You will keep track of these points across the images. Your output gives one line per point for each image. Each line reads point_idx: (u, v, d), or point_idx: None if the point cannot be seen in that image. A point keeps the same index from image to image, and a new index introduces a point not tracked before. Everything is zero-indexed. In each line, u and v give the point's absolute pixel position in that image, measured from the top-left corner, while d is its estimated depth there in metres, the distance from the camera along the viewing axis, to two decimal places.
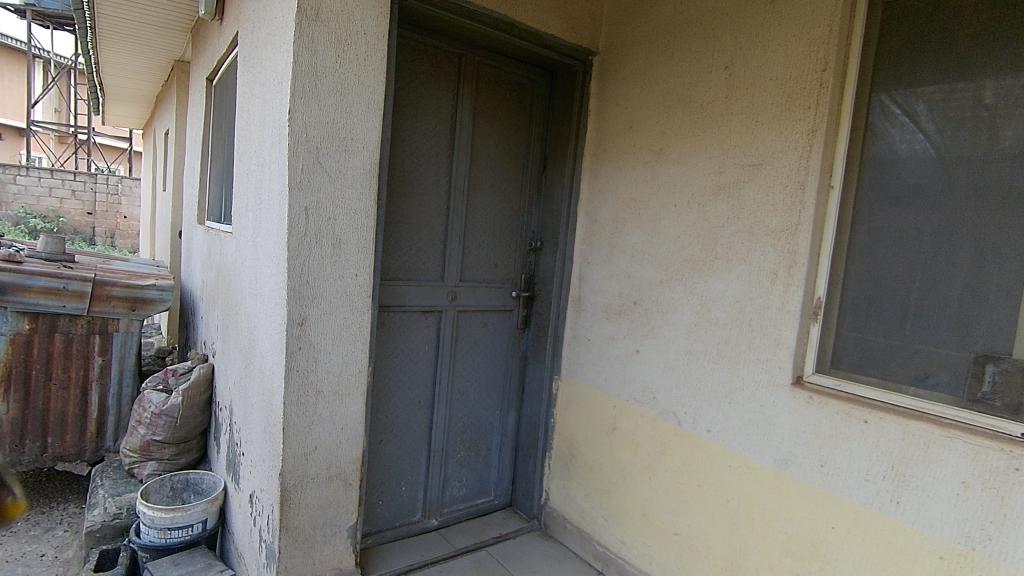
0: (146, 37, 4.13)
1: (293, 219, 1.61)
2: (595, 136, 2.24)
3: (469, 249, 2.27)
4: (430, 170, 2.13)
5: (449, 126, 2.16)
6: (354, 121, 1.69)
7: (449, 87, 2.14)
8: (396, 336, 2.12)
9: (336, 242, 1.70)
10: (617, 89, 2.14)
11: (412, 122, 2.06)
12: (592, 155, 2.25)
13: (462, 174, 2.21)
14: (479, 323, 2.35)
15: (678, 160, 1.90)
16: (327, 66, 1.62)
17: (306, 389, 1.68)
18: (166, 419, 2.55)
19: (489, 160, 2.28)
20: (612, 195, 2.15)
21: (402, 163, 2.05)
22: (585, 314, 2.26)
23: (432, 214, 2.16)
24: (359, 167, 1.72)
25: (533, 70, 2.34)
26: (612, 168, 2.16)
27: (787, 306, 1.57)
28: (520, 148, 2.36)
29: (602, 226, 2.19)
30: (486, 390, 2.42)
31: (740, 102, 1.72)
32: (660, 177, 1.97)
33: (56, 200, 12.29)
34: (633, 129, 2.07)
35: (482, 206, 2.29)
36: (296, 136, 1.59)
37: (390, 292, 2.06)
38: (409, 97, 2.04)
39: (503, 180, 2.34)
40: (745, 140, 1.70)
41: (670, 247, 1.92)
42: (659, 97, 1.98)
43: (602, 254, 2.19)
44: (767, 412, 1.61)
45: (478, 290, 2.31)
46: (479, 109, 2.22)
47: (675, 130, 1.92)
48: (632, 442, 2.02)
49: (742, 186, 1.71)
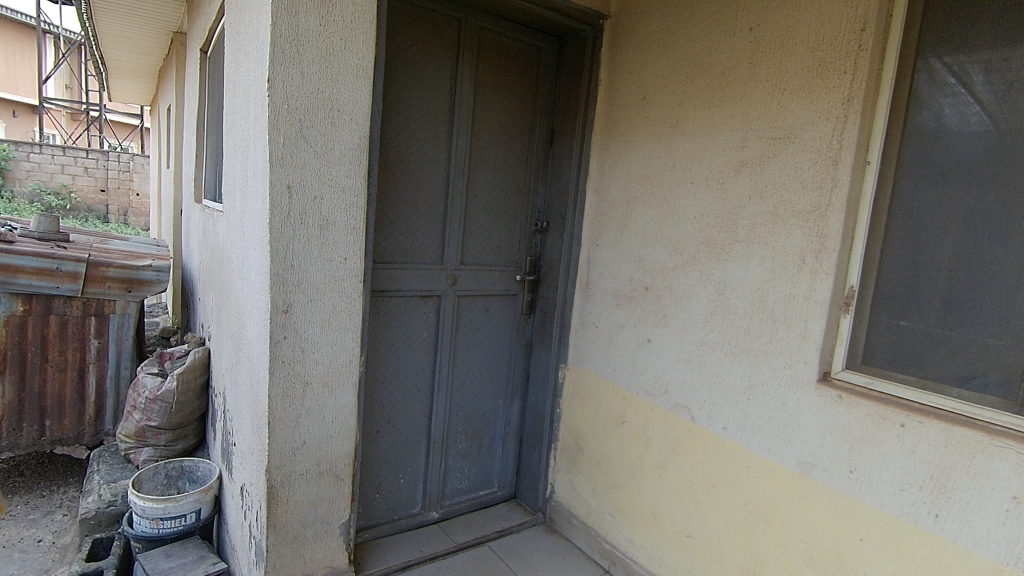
0: (141, 8, 3.99)
1: (275, 199, 1.49)
2: (606, 108, 2.08)
3: (470, 229, 2.14)
4: (428, 146, 1.99)
5: (449, 97, 2.00)
6: (341, 92, 1.55)
7: (449, 55, 1.98)
8: (392, 323, 2.00)
9: (323, 224, 1.58)
10: (631, 56, 1.97)
11: (408, 93, 1.91)
12: (602, 129, 2.09)
13: (462, 150, 2.06)
14: (481, 308, 2.23)
15: (697, 132, 1.73)
16: (310, 28, 1.48)
17: (292, 381, 1.58)
18: (161, 405, 2.50)
19: (491, 135, 2.13)
20: (623, 171, 2.00)
21: (397, 137, 1.91)
22: (593, 300, 2.13)
23: (431, 193, 2.02)
24: (346, 141, 1.58)
25: (540, 36, 2.16)
26: (624, 142, 1.99)
27: (814, 295, 1.43)
28: (525, 122, 2.21)
29: (611, 205, 2.05)
30: (489, 378, 2.31)
31: (766, 68, 1.55)
32: (674, 152, 1.81)
33: (68, 177, 12.33)
34: (647, 100, 1.91)
35: (485, 184, 2.15)
36: (277, 107, 1.46)
37: (385, 276, 1.94)
38: (403, 67, 1.88)
39: (507, 156, 2.19)
40: (770, 110, 1.54)
41: (683, 228, 1.78)
42: (676, 64, 1.80)
43: (612, 236, 2.04)
44: (790, 411, 1.48)
45: (479, 273, 2.18)
46: (481, 80, 2.07)
47: (693, 100, 1.75)
48: (642, 436, 1.90)
49: (766, 163, 1.55)
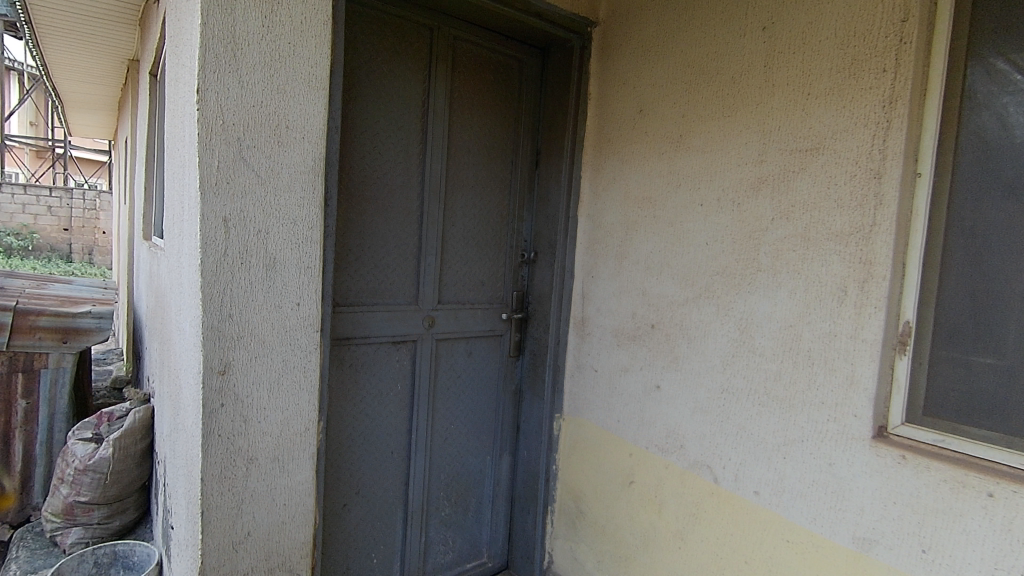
0: (89, 33, 3.72)
1: (207, 234, 1.20)
2: (598, 124, 1.86)
3: (449, 263, 1.88)
4: (398, 170, 1.73)
5: (421, 114, 1.76)
6: (291, 105, 1.29)
7: (421, 67, 1.75)
8: (360, 375, 1.72)
9: (270, 263, 1.29)
10: (624, 66, 1.76)
11: (374, 110, 1.66)
12: (594, 147, 1.88)
13: (438, 174, 1.81)
14: (463, 352, 1.96)
15: (704, 147, 1.52)
16: (250, 30, 1.22)
17: (233, 458, 1.29)
18: (94, 476, 2.16)
19: (470, 156, 1.89)
20: (619, 193, 1.77)
21: (363, 160, 1.65)
22: (590, 339, 1.88)
23: (402, 223, 1.76)
24: (297, 163, 1.31)
25: (521, 47, 1.96)
26: (619, 160, 1.78)
27: (861, 334, 1.19)
28: (507, 141, 1.98)
29: (608, 232, 1.81)
30: (474, 432, 2.03)
31: (785, 70, 1.35)
32: (679, 170, 1.59)
33: (29, 216, 11.84)
34: (644, 113, 1.70)
35: (464, 212, 1.90)
36: (209, 123, 1.19)
37: (349, 322, 1.66)
38: (367, 80, 1.64)
39: (488, 180, 1.95)
40: (793, 118, 1.32)
41: (694, 257, 1.54)
42: (677, 71, 1.60)
43: (609, 267, 1.80)
44: (838, 474, 1.23)
45: (460, 313, 1.92)
46: (456, 95, 1.84)
47: (698, 110, 1.54)
48: (655, 499, 1.63)
49: (790, 178, 1.33)
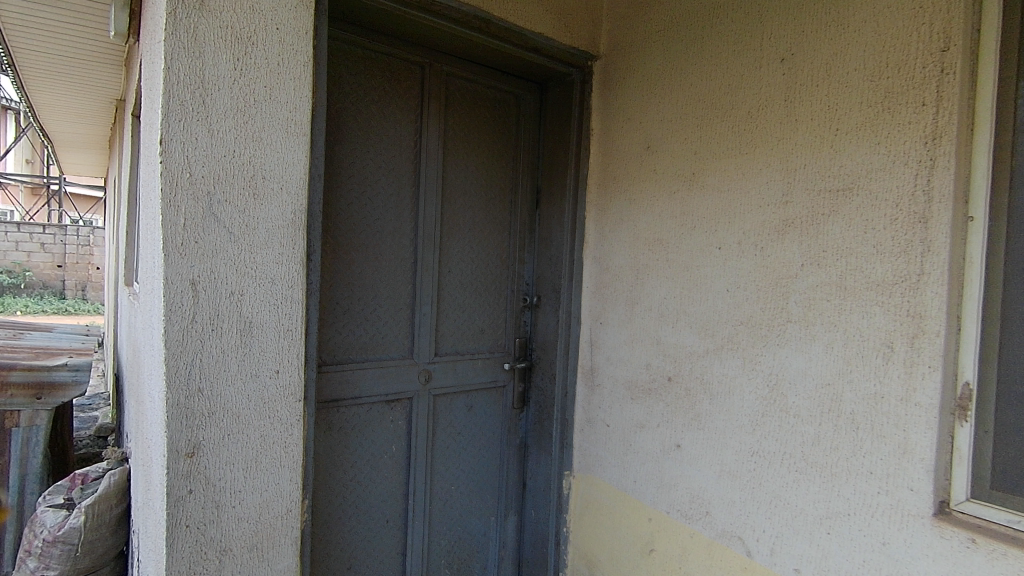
0: (76, 74, 3.65)
1: (173, 299, 1.08)
2: (601, 161, 1.75)
3: (446, 312, 1.75)
4: (389, 216, 1.61)
5: (414, 156, 1.65)
6: (268, 153, 1.18)
7: (412, 106, 1.64)
8: (350, 439, 1.57)
9: (246, 327, 1.17)
10: (628, 100, 1.66)
11: (362, 152, 1.55)
12: (598, 185, 1.77)
13: (432, 217, 1.70)
14: (463, 406, 1.81)
15: (720, 186, 1.40)
16: (221, 74, 1.12)
17: (203, 551, 1.14)
18: (64, 548, 1.95)
19: (466, 198, 1.78)
20: (628, 235, 1.65)
21: (351, 206, 1.53)
22: (600, 391, 1.73)
23: (395, 272, 1.64)
24: (275, 217, 1.19)
25: (519, 83, 1.86)
26: (626, 200, 1.66)
27: (913, 397, 1.05)
28: (505, 181, 1.87)
29: (616, 276, 1.69)
30: (477, 493, 1.87)
31: (808, 105, 1.23)
32: (692, 211, 1.47)
33: (23, 254, 11.73)
34: (652, 149, 1.59)
35: (461, 257, 1.78)
36: (174, 176, 1.07)
37: (338, 382, 1.52)
38: (353, 121, 1.53)
39: (486, 221, 1.84)
40: (820, 156, 1.20)
41: (712, 303, 1.42)
42: (687, 105, 1.49)
43: (619, 313, 1.68)
44: (895, 556, 1.07)
45: (459, 365, 1.78)
46: (450, 134, 1.73)
47: (712, 147, 1.42)
48: (680, 573, 1.47)
49: (820, 222, 1.20)
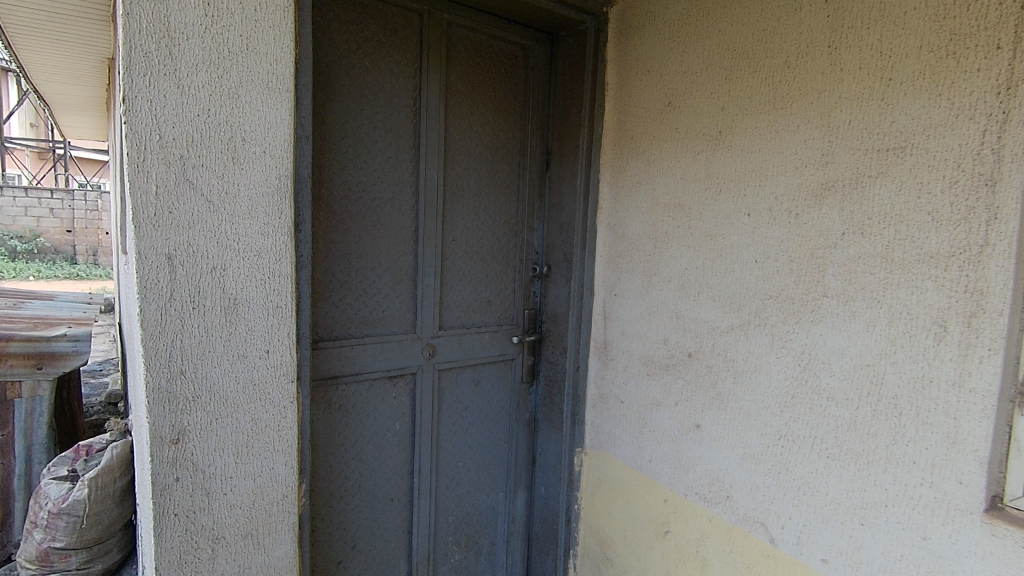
0: (64, 32, 3.49)
1: (147, 276, 0.99)
2: (618, 119, 1.61)
3: (450, 283, 1.65)
4: (387, 181, 1.50)
5: (413, 115, 1.52)
6: (247, 112, 1.06)
7: (410, 60, 1.50)
8: (351, 418, 1.49)
9: (231, 305, 1.07)
10: (648, 50, 1.51)
11: (356, 111, 1.43)
12: (614, 146, 1.63)
13: (433, 182, 1.58)
14: (470, 381, 1.73)
15: (750, 146, 1.27)
16: (189, 22, 0.99)
17: (194, 541, 1.07)
18: (69, 520, 1.93)
19: (470, 161, 1.66)
20: (646, 200, 1.53)
21: (346, 171, 1.42)
22: (613, 366, 1.64)
23: (395, 241, 1.53)
24: (259, 183, 1.08)
25: (527, 33, 1.71)
26: (644, 162, 1.53)
27: (968, 382, 0.93)
28: (513, 142, 1.74)
29: (633, 244, 1.57)
30: (485, 469, 1.81)
31: (855, 51, 1.08)
32: (717, 174, 1.34)
33: (33, 219, 11.71)
34: (673, 105, 1.44)
35: (466, 224, 1.67)
36: (141, 138, 0.96)
37: (337, 358, 1.44)
38: (345, 76, 1.40)
39: (493, 186, 1.71)
40: (868, 110, 1.06)
41: (737, 275, 1.30)
42: (714, 55, 1.34)
43: (635, 284, 1.57)
44: (937, 552, 0.98)
45: (465, 338, 1.69)
46: (453, 90, 1.59)
47: (742, 102, 1.28)
48: (697, 556, 1.40)
49: (865, 185, 1.07)
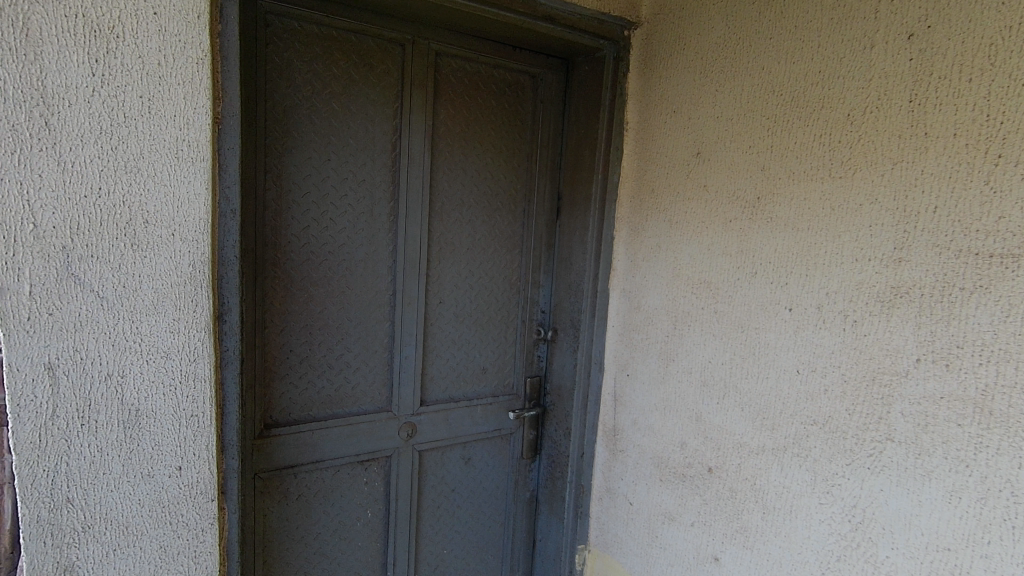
0: None
1: (20, 392, 0.81)
2: (637, 165, 1.33)
3: (436, 351, 1.44)
4: (360, 240, 1.29)
5: (392, 161, 1.30)
6: (151, 188, 0.86)
7: (390, 97, 1.28)
8: (313, 509, 1.31)
9: (131, 419, 0.89)
10: (676, 86, 1.22)
11: (320, 161, 1.22)
12: (632, 197, 1.35)
13: (416, 237, 1.36)
14: (458, 460, 1.52)
15: (796, 221, 0.98)
16: (73, 83, 0.80)
17: None
18: None
19: (463, 210, 1.42)
20: (667, 268, 1.25)
21: (308, 232, 1.22)
22: (622, 459, 1.38)
23: (368, 308, 1.32)
24: (167, 273, 0.89)
25: (537, 58, 1.44)
26: (666, 221, 1.25)
27: None
28: (517, 186, 1.49)
29: (649, 319, 1.30)
30: (476, 556, 1.59)
31: (950, 112, 0.77)
32: (754, 251, 1.06)
33: None
34: (702, 156, 1.16)
35: (456, 284, 1.44)
36: (11, 230, 0.78)
37: (293, 445, 1.26)
38: (306, 122, 1.19)
39: (490, 237, 1.48)
40: (964, 195, 0.76)
41: (770, 386, 1.02)
42: (756, 99, 1.05)
43: (650, 369, 1.30)
44: None
45: (452, 413, 1.48)
46: (442, 130, 1.36)
47: (788, 162, 0.99)
48: None
49: (955, 299, 0.76)
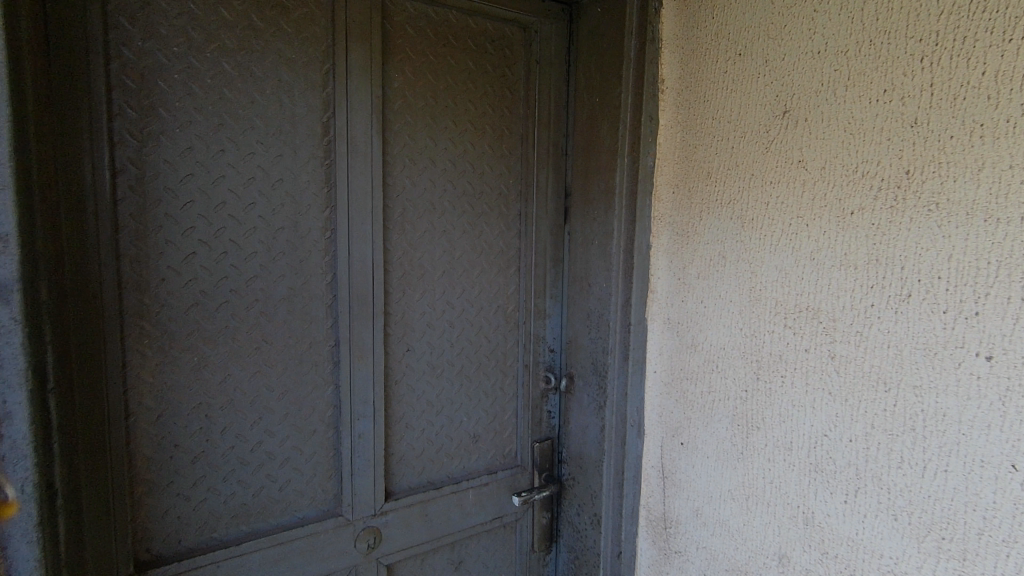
0: None
1: None
2: (682, 139, 0.93)
3: (404, 421, 1.02)
4: (279, 269, 0.86)
5: (324, 151, 0.88)
6: None
7: (315, 55, 0.86)
8: None
9: None
10: (740, 17, 0.83)
11: (206, 154, 0.80)
12: (675, 188, 0.95)
13: (366, 260, 0.93)
14: (444, 566, 1.10)
15: (990, 206, 0.57)
16: None
17: None
18: None
19: (434, 219, 1.01)
20: (739, 290, 0.84)
21: (194, 264, 0.80)
22: (679, 566, 0.96)
23: (299, 370, 0.90)
24: None
25: (529, 3, 1.05)
26: (735, 220, 0.85)
27: None
28: (508, 181, 1.09)
29: (713, 364, 0.89)
30: None
31: None
32: (901, 260, 0.65)
33: None
34: (793, 116, 0.76)
35: (429, 323, 1.03)
36: None
37: None
38: (180, 93, 0.78)
39: (474, 255, 1.06)
40: None
41: (947, 485, 0.61)
42: (892, 12, 0.65)
43: (720, 436, 0.88)
44: None
45: (433, 505, 1.06)
46: (398, 105, 0.95)
47: (970, 107, 0.59)
48: None
49: None
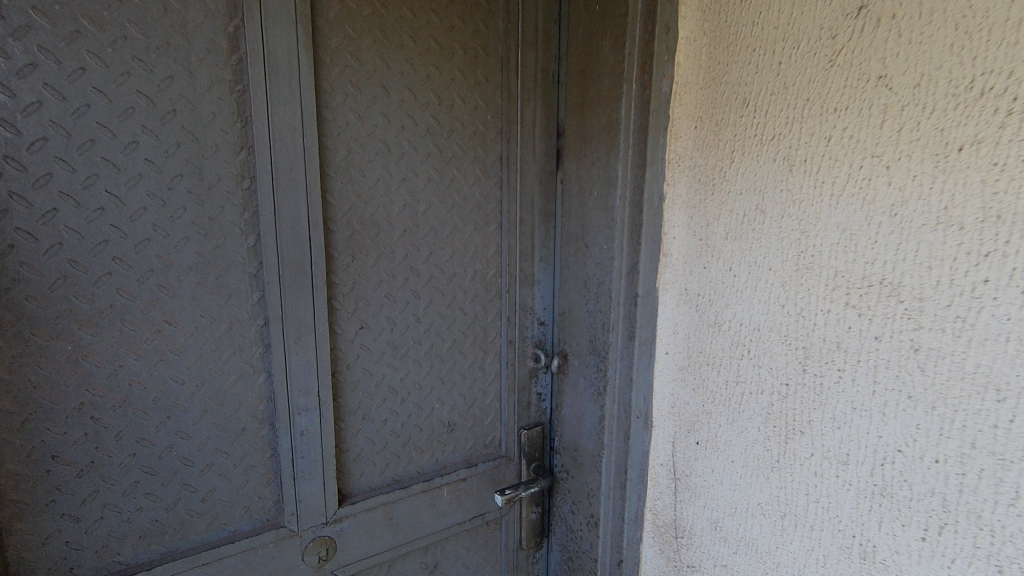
0: None
1: None
2: (709, 56, 0.71)
3: (360, 412, 0.84)
4: (180, 230, 0.67)
5: (234, 73, 0.67)
6: None
7: None
8: None
9: None
10: None
11: (59, 74, 0.58)
12: (698, 121, 0.73)
13: (298, 216, 0.73)
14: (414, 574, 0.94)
15: None
16: None
17: None
18: None
19: (390, 165, 0.80)
20: (783, 255, 0.64)
21: (56, 224, 0.60)
22: None
23: (218, 358, 0.71)
24: None
25: None
26: (781, 162, 0.63)
27: None
28: (484, 116, 0.87)
29: (743, 348, 0.70)
30: None
31: None
32: None
33: None
34: (872, 11, 0.53)
35: (387, 294, 0.83)
36: None
37: None
38: None
39: (444, 209, 0.86)
40: None
41: None
42: None
43: (748, 437, 0.70)
44: None
45: (398, 507, 0.89)
46: (333, 11, 0.72)
47: None
48: None
49: None
